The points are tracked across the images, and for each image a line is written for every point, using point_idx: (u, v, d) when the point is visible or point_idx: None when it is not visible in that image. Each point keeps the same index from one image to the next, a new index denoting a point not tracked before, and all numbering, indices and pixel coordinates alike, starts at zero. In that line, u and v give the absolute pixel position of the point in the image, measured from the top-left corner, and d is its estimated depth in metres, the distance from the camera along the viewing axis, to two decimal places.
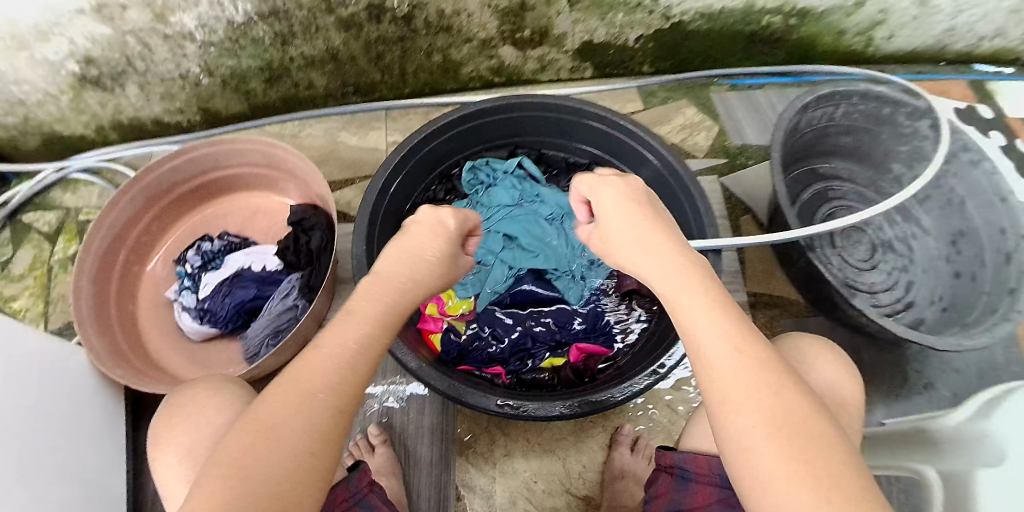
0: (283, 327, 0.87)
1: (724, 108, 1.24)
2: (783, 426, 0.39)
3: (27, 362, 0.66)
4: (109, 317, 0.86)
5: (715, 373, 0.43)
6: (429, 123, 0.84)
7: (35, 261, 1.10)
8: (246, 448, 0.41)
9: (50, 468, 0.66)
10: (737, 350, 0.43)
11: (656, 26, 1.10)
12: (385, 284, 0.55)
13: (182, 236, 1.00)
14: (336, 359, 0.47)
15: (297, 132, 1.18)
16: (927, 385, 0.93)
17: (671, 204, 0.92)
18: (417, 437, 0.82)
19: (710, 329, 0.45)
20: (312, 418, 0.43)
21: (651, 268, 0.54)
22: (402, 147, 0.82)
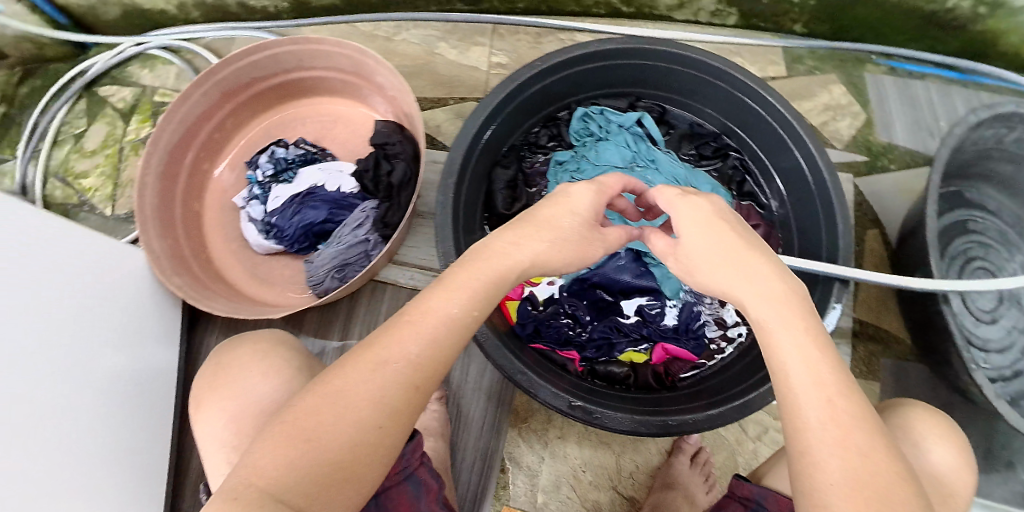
0: (352, 262, 0.83)
1: (878, 94, 1.04)
2: (863, 489, 0.35)
3: (72, 265, 0.71)
4: (174, 218, 0.93)
5: (801, 423, 0.38)
6: (545, 57, 0.70)
7: (108, 137, 1.21)
8: (313, 407, 0.38)
9: (93, 367, 0.72)
10: (827, 403, 0.37)
11: None
12: (484, 258, 0.46)
13: (255, 137, 1.03)
14: (425, 326, 0.42)
15: (390, 35, 1.02)
16: (1008, 464, 0.89)
17: (804, 206, 0.78)
18: (472, 398, 0.81)
19: (799, 374, 0.39)
20: (383, 390, 0.39)
21: (740, 286, 0.45)
22: (509, 80, 0.70)
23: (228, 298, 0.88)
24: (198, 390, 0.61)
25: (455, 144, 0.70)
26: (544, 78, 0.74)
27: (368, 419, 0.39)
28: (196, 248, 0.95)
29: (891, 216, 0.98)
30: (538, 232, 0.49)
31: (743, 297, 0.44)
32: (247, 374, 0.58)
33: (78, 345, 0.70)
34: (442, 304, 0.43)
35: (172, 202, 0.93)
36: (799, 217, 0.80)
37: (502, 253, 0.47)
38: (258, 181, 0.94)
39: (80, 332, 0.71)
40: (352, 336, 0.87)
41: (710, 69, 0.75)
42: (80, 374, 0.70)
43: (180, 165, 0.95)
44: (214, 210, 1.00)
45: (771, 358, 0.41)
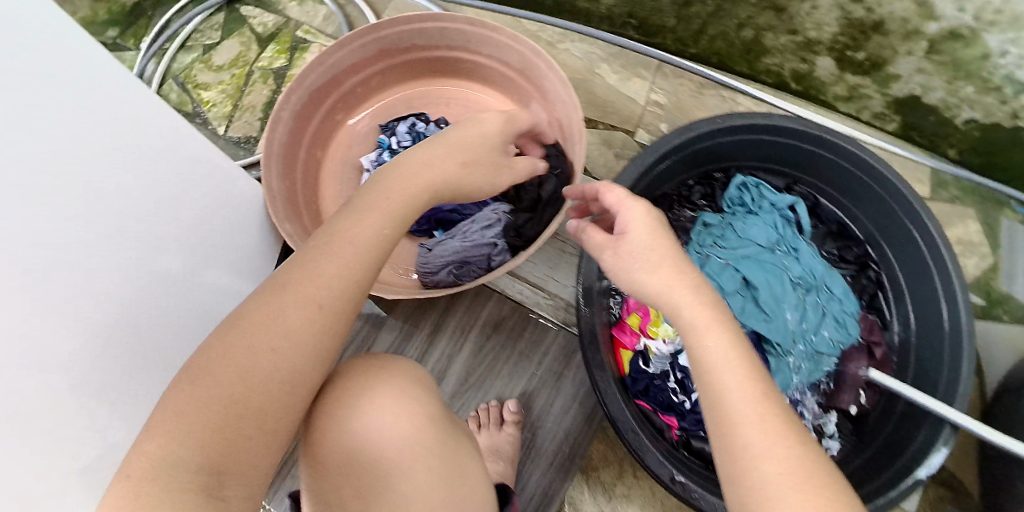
0: (472, 261, 0.79)
1: (1011, 241, 1.01)
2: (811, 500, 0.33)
3: (195, 178, 0.70)
4: (297, 160, 0.93)
5: (736, 433, 0.37)
6: (727, 118, 0.71)
7: (239, 58, 1.21)
8: (240, 333, 0.42)
9: (189, 285, 0.71)
10: (759, 421, 0.36)
11: (997, 118, 0.89)
12: (389, 189, 0.53)
13: (393, 103, 1.03)
14: (333, 254, 0.46)
15: (554, 41, 1.03)
16: None
17: (929, 336, 0.77)
18: (548, 431, 0.80)
19: (734, 392, 0.38)
20: (295, 323, 0.43)
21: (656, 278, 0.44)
22: (685, 131, 0.71)
23: None
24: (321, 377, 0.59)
25: (619, 178, 0.70)
26: (717, 137, 0.74)
27: (272, 346, 0.42)
28: (309, 195, 0.95)
29: (995, 365, 0.95)
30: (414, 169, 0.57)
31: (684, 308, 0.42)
32: (374, 403, 0.48)
33: (181, 259, 0.69)
34: (348, 232, 0.48)
35: (299, 143, 0.93)
36: (919, 344, 0.79)
37: (393, 188, 0.53)
38: (391, 148, 0.94)
39: (182, 247, 0.69)
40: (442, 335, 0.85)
41: (878, 177, 0.75)
42: (177, 291, 0.68)
43: (317, 109, 0.95)
44: (334, 162, 1.00)
45: (702, 365, 0.40)
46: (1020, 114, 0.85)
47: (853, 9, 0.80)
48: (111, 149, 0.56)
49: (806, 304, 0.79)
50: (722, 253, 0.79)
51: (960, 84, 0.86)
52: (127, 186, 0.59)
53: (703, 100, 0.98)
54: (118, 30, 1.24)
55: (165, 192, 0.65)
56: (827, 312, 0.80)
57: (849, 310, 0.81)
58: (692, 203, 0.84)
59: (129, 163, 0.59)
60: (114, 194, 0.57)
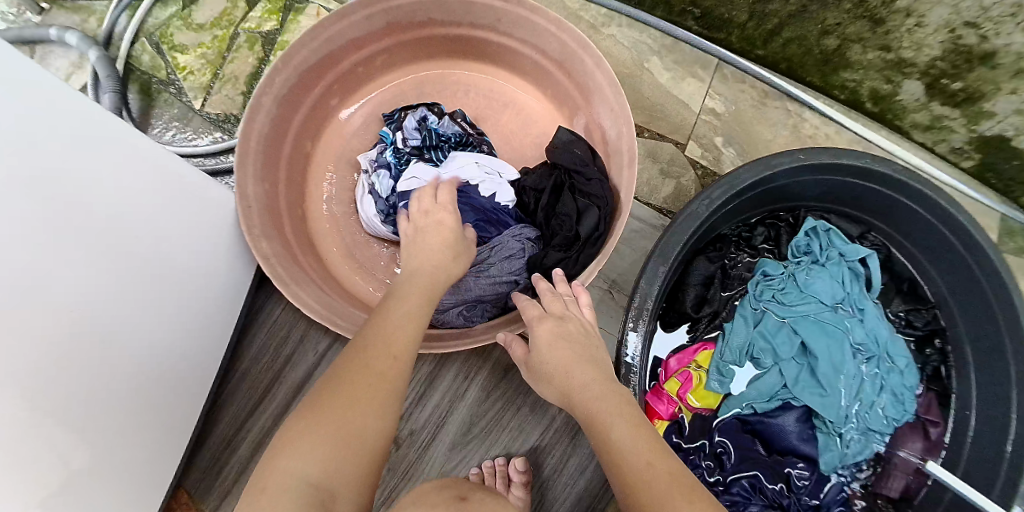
0: (487, 299, 0.68)
1: None
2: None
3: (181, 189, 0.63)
4: (282, 151, 0.78)
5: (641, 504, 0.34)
6: (813, 153, 0.61)
7: (224, 16, 1.04)
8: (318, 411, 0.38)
9: (151, 309, 0.61)
10: (650, 462, 0.37)
11: None
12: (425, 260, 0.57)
13: (404, 85, 0.88)
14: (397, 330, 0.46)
15: (598, 25, 0.88)
16: None
17: (992, 427, 0.66)
18: (559, 494, 0.69)
19: (623, 442, 0.39)
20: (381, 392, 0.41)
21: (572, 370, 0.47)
22: (761, 163, 0.60)
23: (314, 282, 0.73)
24: None
25: (681, 217, 0.58)
26: (796, 176, 0.64)
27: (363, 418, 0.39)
28: (293, 194, 0.81)
29: None
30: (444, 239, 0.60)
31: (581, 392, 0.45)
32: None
33: (151, 275, 0.60)
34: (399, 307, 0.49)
35: (286, 132, 0.78)
36: (976, 434, 0.68)
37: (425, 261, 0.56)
38: (395, 147, 0.79)
39: (160, 265, 0.61)
40: (444, 377, 0.72)
41: (964, 237, 0.63)
42: (141, 309, 0.59)
43: (309, 92, 0.80)
44: (327, 152, 0.86)
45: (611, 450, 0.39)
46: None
47: (963, 34, 0.70)
48: (44, 124, 0.47)
49: (862, 374, 0.68)
50: (779, 308, 0.68)
51: None
52: (75, 168, 0.50)
53: (765, 112, 0.85)
54: None
55: (125, 183, 0.56)
56: (885, 386, 0.69)
57: (908, 384, 0.71)
58: (751, 246, 0.73)
59: (119, 147, 0.55)
60: (54, 179, 0.48)
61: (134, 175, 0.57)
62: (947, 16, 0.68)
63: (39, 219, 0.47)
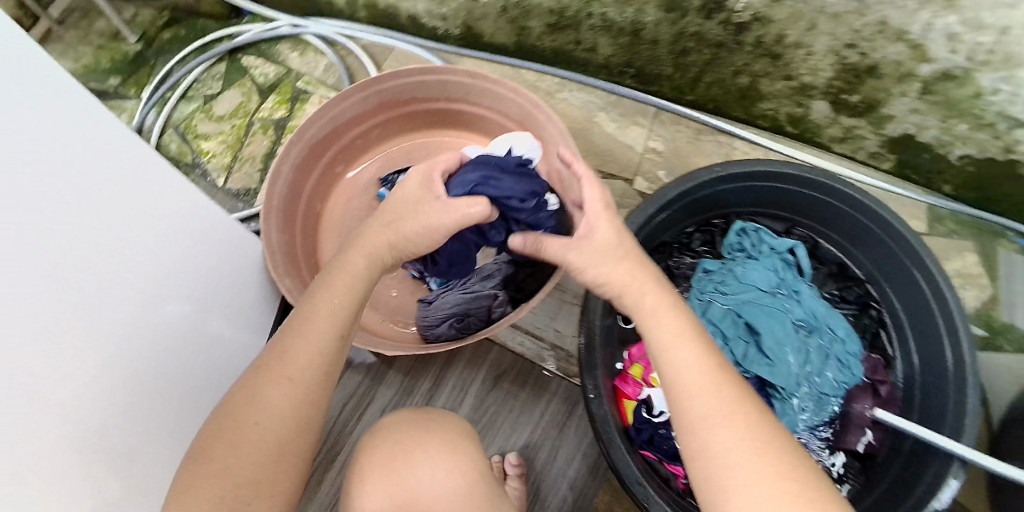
0: (472, 313, 0.80)
1: (1007, 272, 1.03)
2: (760, 436, 0.42)
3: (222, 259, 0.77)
4: (298, 209, 0.94)
5: (710, 429, 0.43)
6: (727, 166, 0.74)
7: (240, 108, 1.22)
8: (226, 430, 0.46)
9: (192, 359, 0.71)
10: (716, 382, 0.46)
11: (991, 154, 0.89)
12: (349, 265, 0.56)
13: (394, 154, 1.04)
14: (303, 345, 0.50)
15: (552, 91, 1.08)
16: None
17: (933, 371, 0.75)
18: (553, 484, 0.78)
19: (689, 364, 0.47)
20: (282, 406, 0.48)
21: (659, 332, 0.50)
22: (685, 179, 0.73)
23: None
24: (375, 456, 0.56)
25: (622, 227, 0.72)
26: (718, 184, 0.77)
27: (268, 437, 0.47)
28: (308, 247, 0.95)
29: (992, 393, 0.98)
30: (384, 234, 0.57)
31: (651, 316, 0.52)
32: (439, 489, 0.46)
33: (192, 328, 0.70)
34: (308, 317, 0.52)
35: (300, 194, 0.94)
36: (924, 380, 0.77)
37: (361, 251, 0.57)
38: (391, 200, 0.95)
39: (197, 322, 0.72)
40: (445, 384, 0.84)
41: (873, 218, 0.75)
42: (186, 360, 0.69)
43: (317, 162, 0.96)
44: (334, 212, 1.01)
45: (679, 372, 0.47)
46: (1013, 148, 0.85)
47: (847, 55, 0.84)
48: (163, 208, 0.63)
49: (809, 346, 0.78)
50: (723, 299, 0.80)
51: (953, 124, 0.87)
52: (172, 236, 0.65)
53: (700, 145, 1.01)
54: (119, 80, 1.26)
55: (194, 252, 0.70)
56: (831, 354, 0.79)
57: (854, 351, 0.80)
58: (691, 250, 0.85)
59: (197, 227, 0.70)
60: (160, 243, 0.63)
61: (203, 247, 0.72)
62: (830, 42, 0.83)
63: (147, 273, 0.61)
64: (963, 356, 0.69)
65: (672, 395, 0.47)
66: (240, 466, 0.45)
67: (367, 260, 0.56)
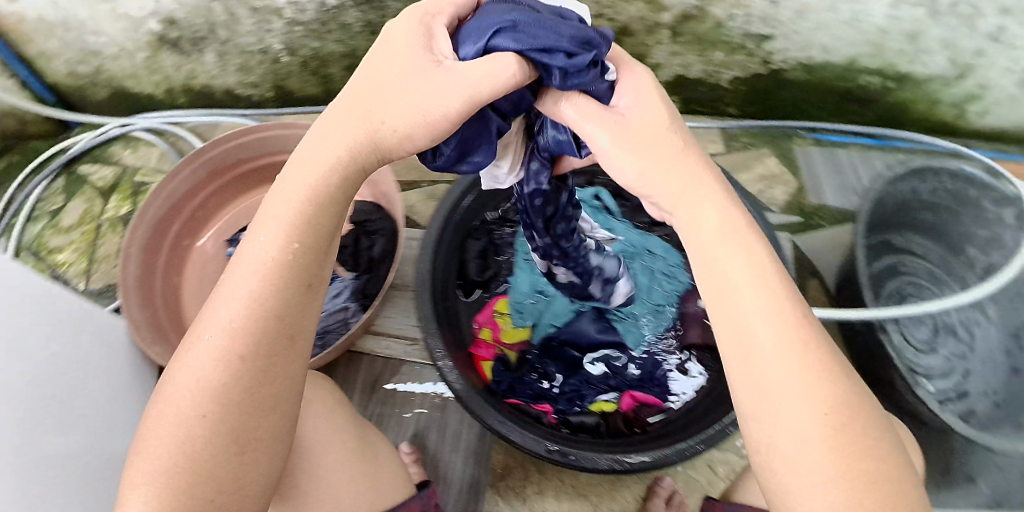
0: (331, 329, 0.85)
1: (806, 163, 1.19)
2: (840, 426, 0.40)
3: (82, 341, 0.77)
4: (154, 288, 0.94)
5: (776, 412, 0.41)
6: None
7: (86, 215, 1.19)
8: (182, 431, 0.44)
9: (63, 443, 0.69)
10: (804, 363, 0.41)
11: (753, 70, 1.05)
12: (304, 153, 0.49)
13: (235, 217, 1.07)
14: (235, 290, 0.47)
15: None
16: (970, 480, 1.00)
17: None
18: (451, 459, 0.85)
19: (767, 335, 0.42)
20: (207, 374, 0.45)
21: (735, 269, 0.44)
22: None
23: None
24: None
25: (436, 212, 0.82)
26: None
27: (191, 410, 0.44)
28: (173, 319, 0.95)
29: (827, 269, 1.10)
30: (344, 119, 0.47)
31: (726, 258, 0.45)
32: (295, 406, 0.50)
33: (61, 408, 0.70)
34: (241, 262, 0.47)
35: (154, 274, 0.95)
36: None
37: (314, 147, 0.48)
38: None
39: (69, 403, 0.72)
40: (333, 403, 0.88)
41: None
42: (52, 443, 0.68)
43: (163, 240, 0.98)
44: (190, 285, 1.01)
45: (766, 345, 0.42)
46: (769, 60, 1.02)
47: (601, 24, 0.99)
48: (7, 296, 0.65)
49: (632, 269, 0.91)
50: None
51: (710, 54, 1.02)
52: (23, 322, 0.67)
53: None
54: None
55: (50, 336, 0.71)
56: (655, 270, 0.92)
57: (676, 262, 0.92)
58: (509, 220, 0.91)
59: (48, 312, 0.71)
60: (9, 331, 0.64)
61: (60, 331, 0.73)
62: None
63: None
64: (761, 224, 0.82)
65: (743, 344, 0.43)
66: (187, 434, 0.44)
67: (320, 182, 0.47)
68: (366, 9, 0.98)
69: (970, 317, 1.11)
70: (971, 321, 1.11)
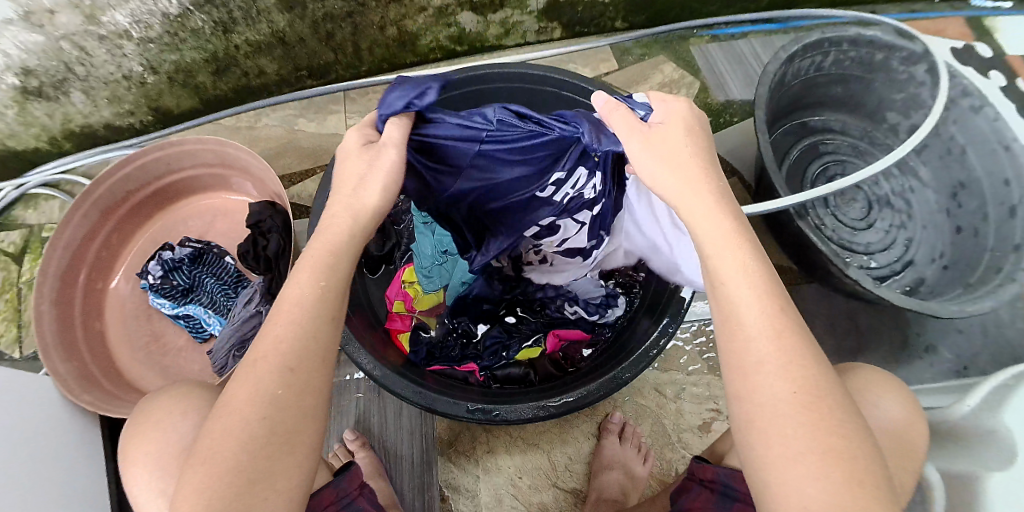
0: (249, 337, 0.84)
1: (705, 61, 1.16)
2: (816, 410, 0.38)
3: (26, 407, 0.75)
4: (75, 340, 0.90)
5: (755, 388, 0.40)
6: None
7: (2, 283, 1.12)
8: (225, 442, 0.39)
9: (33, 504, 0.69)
10: (779, 346, 0.40)
11: None
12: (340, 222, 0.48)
13: (143, 248, 1.03)
14: (290, 313, 0.44)
15: (253, 124, 1.18)
16: (928, 348, 0.92)
17: None
18: (397, 433, 0.84)
19: (751, 317, 0.41)
20: (262, 388, 0.41)
21: (725, 257, 0.44)
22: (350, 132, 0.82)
23: None
24: (124, 441, 0.58)
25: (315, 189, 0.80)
26: None
27: (246, 411, 0.40)
28: (103, 365, 0.92)
29: (743, 164, 1.08)
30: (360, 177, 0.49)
31: (710, 245, 0.45)
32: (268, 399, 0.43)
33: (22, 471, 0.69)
34: (297, 292, 0.45)
35: (72, 324, 0.91)
36: None
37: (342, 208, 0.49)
38: (150, 286, 0.95)
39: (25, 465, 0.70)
40: None
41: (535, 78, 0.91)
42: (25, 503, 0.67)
43: (74, 289, 0.94)
44: (116, 325, 0.97)
45: (751, 327, 0.41)
46: None
47: None
48: None
49: None
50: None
51: None
52: None
53: None
54: None
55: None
56: None
57: None
58: None
59: None
60: None
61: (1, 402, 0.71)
62: None
63: None
64: None
65: (731, 323, 0.42)
66: (251, 440, 0.39)
67: (331, 247, 0.47)
68: (209, 10, 0.93)
69: (904, 186, 1.06)
70: (906, 189, 1.06)
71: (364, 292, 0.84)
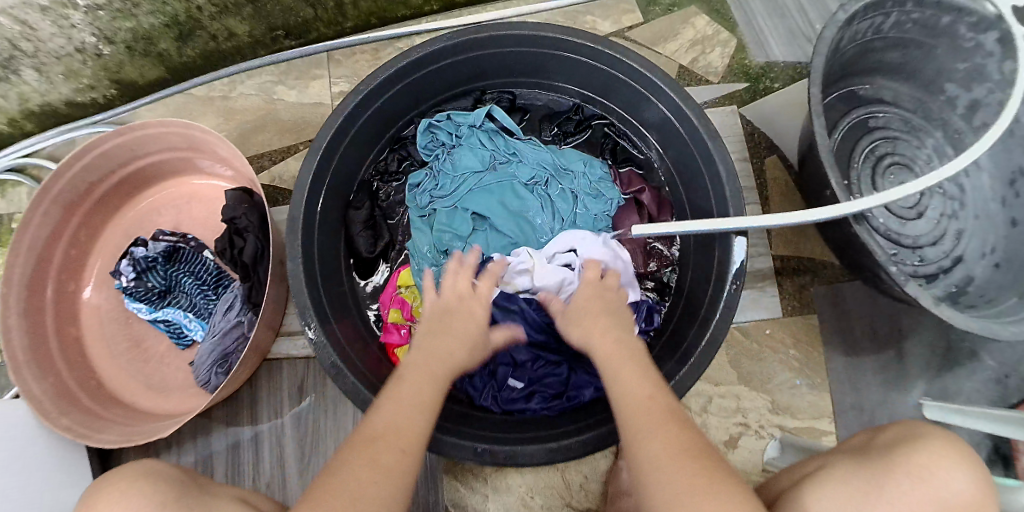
0: (233, 350, 0.78)
1: (743, 13, 1.00)
2: (696, 477, 0.43)
3: None
4: (50, 352, 0.83)
5: (643, 460, 0.46)
6: (368, 79, 0.72)
7: None
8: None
9: None
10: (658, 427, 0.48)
11: None
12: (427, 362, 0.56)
13: (116, 244, 0.94)
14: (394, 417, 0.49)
15: (227, 93, 1.04)
16: (972, 354, 0.81)
17: (676, 144, 0.83)
18: None
19: (634, 401, 0.51)
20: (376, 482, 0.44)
21: (620, 366, 0.56)
22: (339, 112, 0.71)
23: (125, 423, 0.80)
24: None
25: (299, 179, 0.70)
26: (385, 94, 0.78)
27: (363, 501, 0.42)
28: (83, 378, 0.85)
29: (784, 137, 0.94)
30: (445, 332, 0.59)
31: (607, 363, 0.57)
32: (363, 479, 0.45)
33: None
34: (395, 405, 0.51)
35: (45, 335, 0.84)
36: (673, 157, 0.85)
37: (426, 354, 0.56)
38: (125, 289, 0.86)
39: None
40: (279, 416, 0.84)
41: (548, 44, 0.78)
42: None
43: (43, 297, 0.85)
44: (94, 330, 0.90)
45: (638, 411, 0.50)
46: None
47: None
48: None
49: (550, 193, 0.86)
50: (443, 200, 0.86)
51: None
52: None
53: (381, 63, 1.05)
54: None
55: None
56: (578, 193, 0.87)
57: (598, 176, 0.88)
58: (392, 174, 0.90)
59: None
60: None
61: None
62: None
63: None
64: (675, 105, 0.74)
65: (627, 411, 0.51)
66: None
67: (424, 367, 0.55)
68: None
69: None
70: (958, 171, 0.90)
71: (353, 294, 0.84)
